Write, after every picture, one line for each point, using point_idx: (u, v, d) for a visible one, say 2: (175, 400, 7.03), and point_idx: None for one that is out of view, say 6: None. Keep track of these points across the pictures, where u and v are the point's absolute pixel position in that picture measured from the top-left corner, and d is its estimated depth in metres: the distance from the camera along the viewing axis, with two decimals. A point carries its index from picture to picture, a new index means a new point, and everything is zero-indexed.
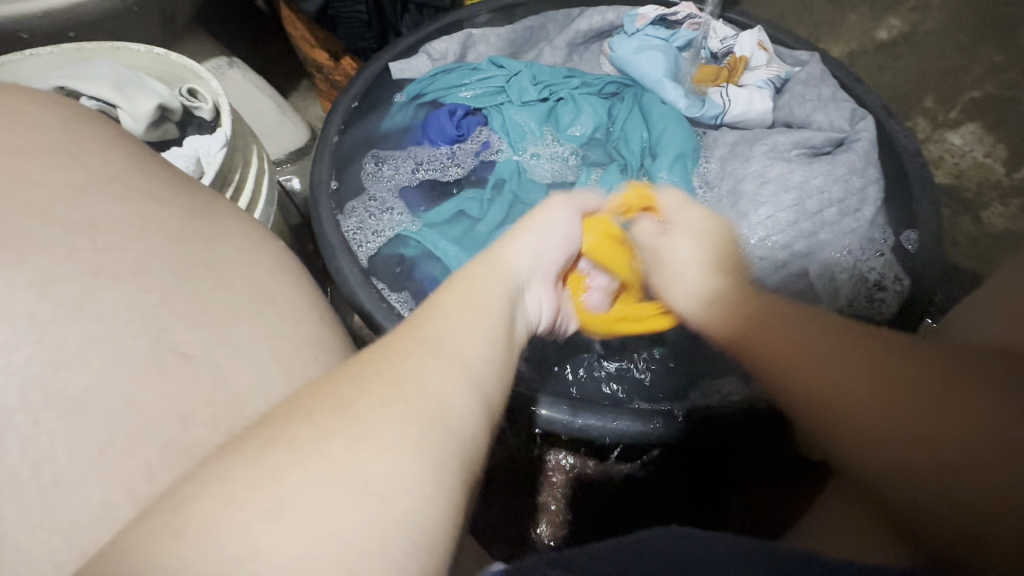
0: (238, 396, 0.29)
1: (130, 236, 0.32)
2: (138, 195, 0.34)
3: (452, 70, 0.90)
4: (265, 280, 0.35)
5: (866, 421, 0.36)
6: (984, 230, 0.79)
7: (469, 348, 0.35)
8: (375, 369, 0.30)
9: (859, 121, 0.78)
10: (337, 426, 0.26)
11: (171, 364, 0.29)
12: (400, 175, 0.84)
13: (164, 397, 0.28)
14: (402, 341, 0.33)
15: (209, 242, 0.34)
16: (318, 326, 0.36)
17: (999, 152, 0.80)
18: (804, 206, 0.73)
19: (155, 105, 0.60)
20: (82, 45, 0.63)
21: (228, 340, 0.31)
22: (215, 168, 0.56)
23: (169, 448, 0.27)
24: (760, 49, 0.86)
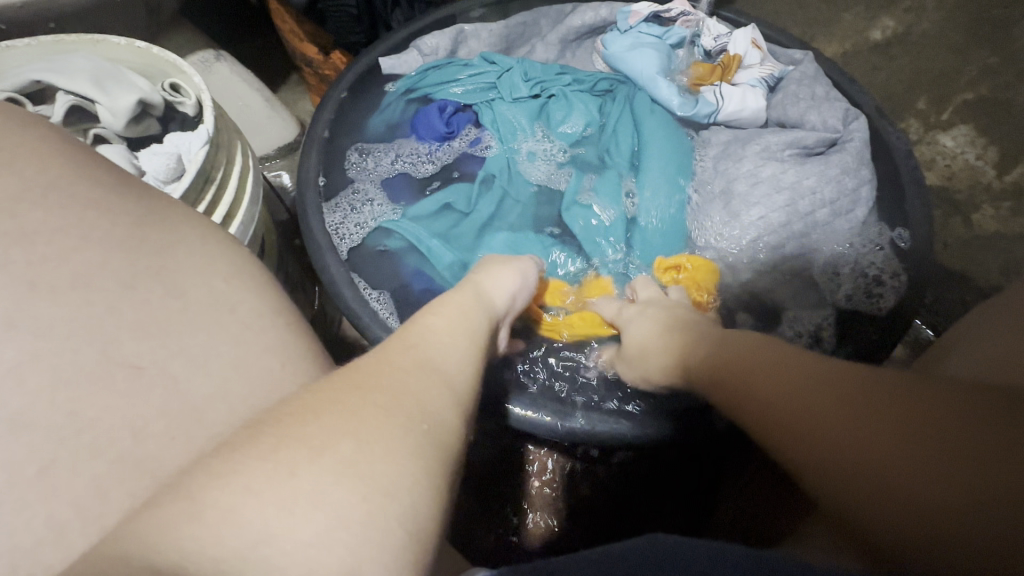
0: (195, 410, 0.29)
1: (88, 242, 0.31)
2: (102, 196, 0.33)
3: (443, 65, 0.89)
4: (219, 286, 0.34)
5: (853, 463, 0.33)
6: (974, 233, 0.80)
7: (449, 367, 0.35)
8: (354, 378, 0.30)
9: (852, 121, 0.77)
10: (306, 435, 0.26)
11: (121, 379, 0.28)
12: (381, 169, 0.81)
13: (115, 412, 0.27)
14: (385, 358, 0.33)
15: (170, 249, 0.33)
16: (287, 332, 0.34)
17: (989, 155, 0.79)
18: (796, 207, 0.72)
19: (136, 101, 0.58)
20: (60, 36, 0.61)
21: (183, 348, 0.30)
22: (197, 166, 0.54)
23: (122, 463, 0.26)
24: (753, 48, 0.86)
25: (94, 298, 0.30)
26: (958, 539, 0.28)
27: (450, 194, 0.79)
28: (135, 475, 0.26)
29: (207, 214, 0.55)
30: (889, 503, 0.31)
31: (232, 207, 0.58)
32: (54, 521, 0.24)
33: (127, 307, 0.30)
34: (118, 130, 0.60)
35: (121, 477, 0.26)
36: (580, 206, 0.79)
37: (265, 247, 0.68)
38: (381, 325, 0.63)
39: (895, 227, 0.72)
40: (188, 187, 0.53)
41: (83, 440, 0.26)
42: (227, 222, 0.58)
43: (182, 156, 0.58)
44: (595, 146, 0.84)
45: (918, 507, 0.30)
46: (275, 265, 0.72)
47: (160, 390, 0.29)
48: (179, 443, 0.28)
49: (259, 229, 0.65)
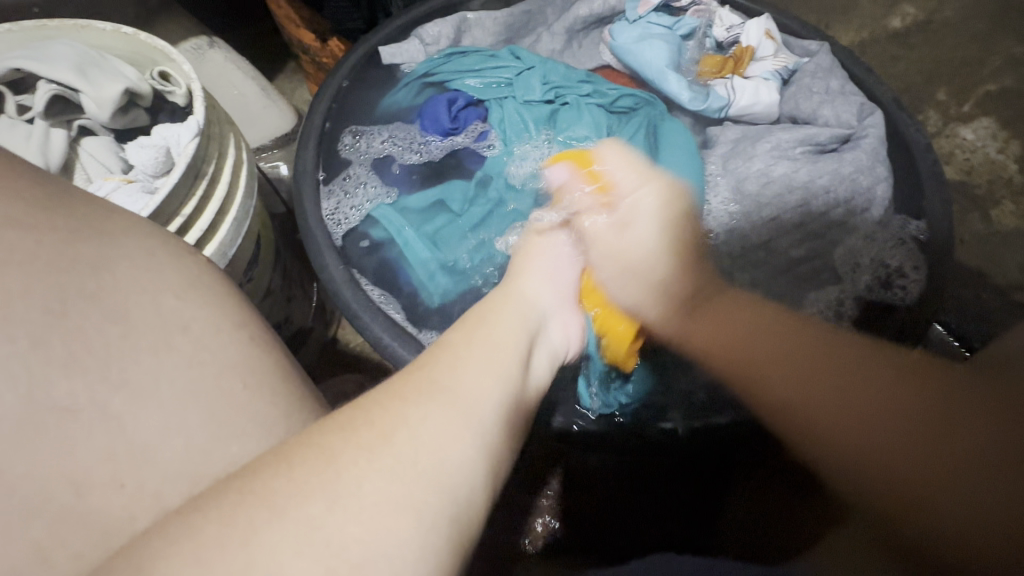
0: (146, 450, 0.26)
1: (25, 268, 0.28)
2: (59, 218, 0.31)
3: (462, 54, 0.86)
4: (169, 303, 0.31)
5: (883, 467, 0.41)
6: (994, 230, 0.77)
7: (476, 392, 0.32)
8: (383, 415, 0.28)
9: (867, 116, 0.74)
10: (311, 486, 0.24)
11: (55, 423, 0.26)
12: (371, 152, 0.79)
13: (58, 460, 0.25)
14: (400, 387, 0.30)
15: (125, 270, 0.31)
16: (255, 354, 0.32)
17: (1011, 149, 0.77)
18: (809, 208, 0.69)
19: (122, 91, 0.55)
20: (43, 22, 0.58)
21: (130, 379, 0.28)
22: (187, 160, 0.52)
23: (62, 522, 0.24)
24: (767, 38, 0.83)
25: (35, 331, 0.27)
26: (978, 510, 0.37)
27: (446, 191, 0.76)
28: (80, 530, 0.24)
29: (195, 212, 0.52)
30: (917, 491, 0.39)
31: (224, 206, 0.56)
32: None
33: (62, 339, 0.28)
34: (105, 122, 0.57)
35: (64, 536, 0.24)
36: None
37: (262, 246, 0.66)
38: (384, 328, 0.60)
39: (912, 219, 0.69)
40: (176, 182, 0.50)
41: (15, 499, 0.24)
42: (219, 218, 0.55)
43: (172, 149, 0.56)
44: None
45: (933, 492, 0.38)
46: (270, 264, 0.69)
47: (104, 433, 0.26)
48: (127, 491, 0.25)
49: (255, 224, 0.63)
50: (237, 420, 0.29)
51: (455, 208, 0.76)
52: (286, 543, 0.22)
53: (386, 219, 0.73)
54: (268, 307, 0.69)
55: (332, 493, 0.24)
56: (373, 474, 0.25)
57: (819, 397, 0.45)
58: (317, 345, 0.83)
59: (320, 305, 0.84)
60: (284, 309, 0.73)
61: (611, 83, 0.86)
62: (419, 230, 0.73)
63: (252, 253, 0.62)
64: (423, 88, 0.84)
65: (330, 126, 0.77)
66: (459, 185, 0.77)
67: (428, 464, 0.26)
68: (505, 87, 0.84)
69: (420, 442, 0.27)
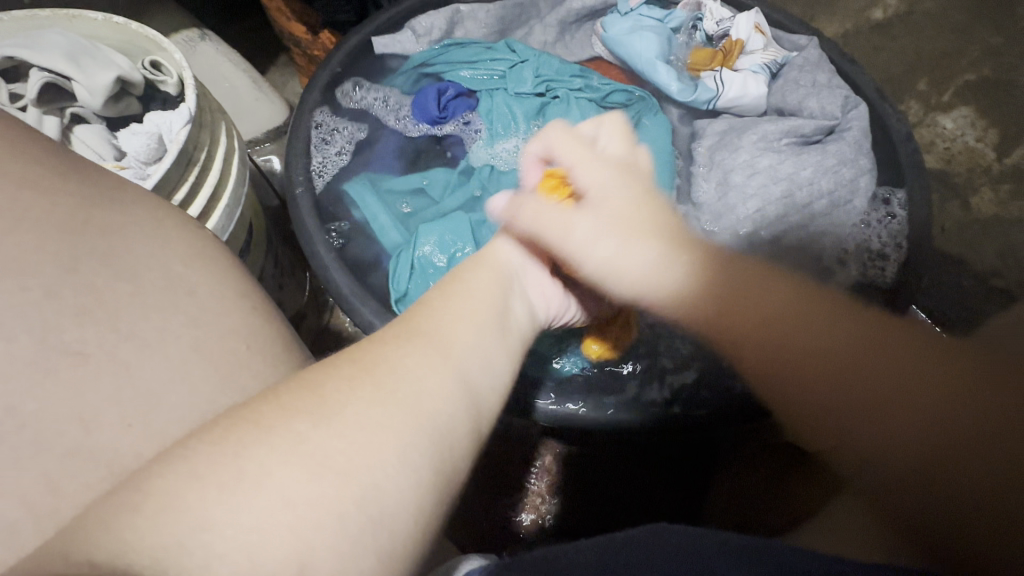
0: (151, 396, 0.27)
1: (40, 229, 0.30)
2: (74, 184, 0.33)
3: (460, 44, 0.88)
4: (177, 268, 0.32)
5: (878, 436, 0.38)
6: (972, 217, 0.79)
7: (456, 335, 0.35)
8: (367, 356, 0.31)
9: (852, 109, 0.75)
10: (298, 408, 0.26)
11: (67, 366, 0.27)
12: (357, 115, 0.82)
13: (63, 404, 0.26)
14: (386, 334, 0.33)
15: (120, 233, 0.32)
16: (254, 317, 0.33)
17: (989, 137, 0.77)
18: (793, 199, 0.71)
19: (114, 78, 0.56)
20: (34, 11, 0.59)
21: (135, 331, 0.29)
22: (179, 145, 0.52)
23: (72, 456, 0.25)
24: (756, 33, 0.84)
25: (53, 283, 0.28)
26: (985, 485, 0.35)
27: (428, 176, 0.80)
28: (91, 466, 0.25)
29: (186, 196, 0.53)
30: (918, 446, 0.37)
31: (218, 190, 0.57)
32: (3, 521, 0.23)
33: (77, 291, 0.29)
34: (97, 109, 0.58)
35: (73, 471, 0.25)
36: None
37: (254, 233, 0.66)
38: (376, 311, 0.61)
39: (896, 189, 0.71)
40: (169, 167, 0.51)
41: (26, 435, 0.25)
42: (212, 203, 0.56)
43: (163, 136, 0.57)
44: None
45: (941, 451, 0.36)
46: (263, 251, 0.70)
47: (111, 377, 0.27)
48: (136, 431, 0.26)
49: (247, 209, 0.64)
50: (238, 373, 0.30)
51: (435, 193, 0.79)
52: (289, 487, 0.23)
53: (365, 201, 0.75)
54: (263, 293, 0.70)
55: (319, 417, 0.26)
56: (359, 403, 0.28)
57: (833, 351, 0.41)
58: (311, 329, 0.85)
59: (313, 293, 0.86)
60: (277, 293, 0.74)
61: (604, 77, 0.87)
62: (393, 212, 0.76)
63: (246, 237, 0.63)
64: (421, 79, 0.87)
65: (319, 119, 0.76)
66: (441, 170, 0.80)
67: (410, 397, 0.29)
68: (499, 79, 0.86)
69: (404, 378, 0.30)
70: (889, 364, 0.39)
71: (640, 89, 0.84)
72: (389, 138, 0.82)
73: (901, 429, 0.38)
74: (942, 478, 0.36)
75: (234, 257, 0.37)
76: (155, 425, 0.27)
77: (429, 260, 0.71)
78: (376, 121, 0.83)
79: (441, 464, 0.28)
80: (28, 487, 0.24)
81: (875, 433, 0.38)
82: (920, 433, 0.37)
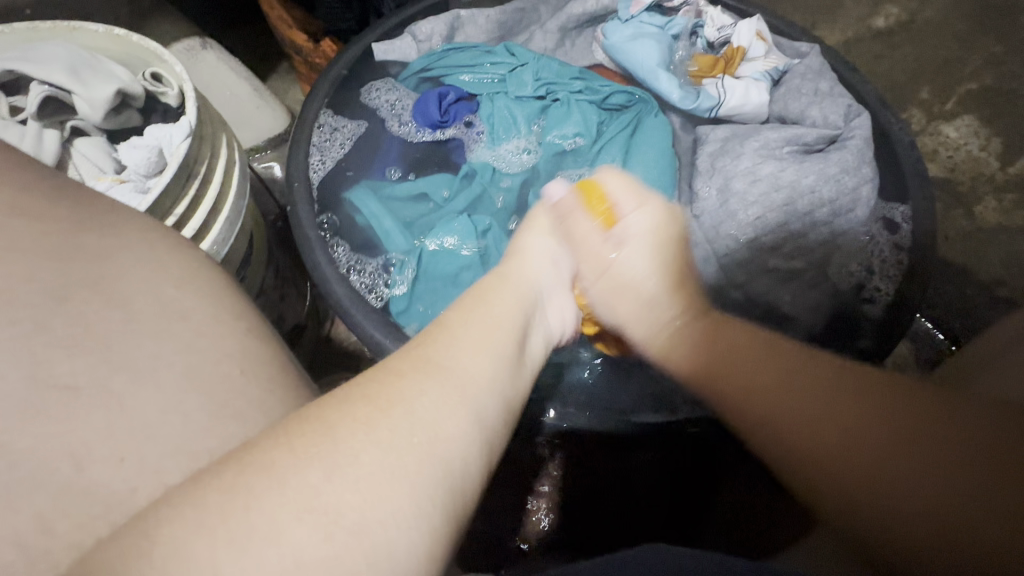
0: (144, 427, 0.27)
1: (32, 261, 0.30)
2: (64, 212, 0.32)
3: (460, 49, 0.88)
4: (170, 293, 0.32)
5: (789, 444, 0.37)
6: (977, 225, 0.78)
7: (468, 370, 0.34)
8: (381, 390, 0.29)
9: (854, 117, 0.75)
10: (312, 453, 0.25)
11: (56, 401, 0.27)
12: (356, 120, 0.82)
13: (55, 438, 0.26)
14: (399, 365, 0.32)
15: (114, 262, 0.32)
16: (250, 340, 0.33)
17: (994, 146, 0.78)
18: (794, 207, 0.70)
19: (115, 90, 0.56)
20: (36, 24, 0.59)
21: (129, 362, 0.29)
22: (179, 159, 0.52)
23: (66, 494, 0.24)
24: (758, 39, 0.84)
25: (41, 315, 0.29)
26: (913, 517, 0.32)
27: (430, 182, 0.79)
28: (82, 503, 0.24)
29: (185, 210, 0.53)
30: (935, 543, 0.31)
31: (218, 202, 0.56)
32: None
33: (68, 323, 0.29)
34: (98, 122, 0.58)
35: (65, 509, 0.24)
36: None
37: (254, 243, 0.66)
38: (376, 323, 0.60)
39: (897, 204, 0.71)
40: (169, 182, 0.51)
41: (17, 474, 0.24)
42: (212, 218, 0.56)
43: (164, 149, 0.56)
44: (584, 153, 0.81)
45: (896, 521, 0.32)
46: (264, 262, 0.69)
47: (102, 410, 0.27)
48: (128, 466, 0.26)
49: (248, 221, 0.63)
50: (237, 400, 0.30)
51: (437, 199, 0.78)
52: (286, 515, 0.23)
53: (365, 207, 0.75)
54: (262, 305, 0.70)
55: (333, 462, 0.25)
56: (371, 447, 0.26)
57: (830, 412, 0.37)
58: (313, 340, 0.84)
59: (313, 304, 0.85)
60: (278, 305, 0.74)
61: (604, 79, 0.87)
62: (396, 217, 0.75)
63: (247, 250, 0.63)
64: (420, 84, 0.88)
65: (321, 124, 0.77)
66: (442, 176, 0.79)
67: (427, 443, 0.28)
68: (498, 83, 0.86)
69: (420, 421, 0.28)
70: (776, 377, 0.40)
71: (643, 93, 0.84)
72: (392, 141, 0.83)
73: (885, 499, 0.33)
74: (826, 504, 0.35)
75: (229, 280, 0.37)
76: (147, 459, 0.26)
77: (435, 267, 0.71)
78: (379, 119, 0.84)
79: (447, 494, 0.27)
80: (19, 527, 0.23)
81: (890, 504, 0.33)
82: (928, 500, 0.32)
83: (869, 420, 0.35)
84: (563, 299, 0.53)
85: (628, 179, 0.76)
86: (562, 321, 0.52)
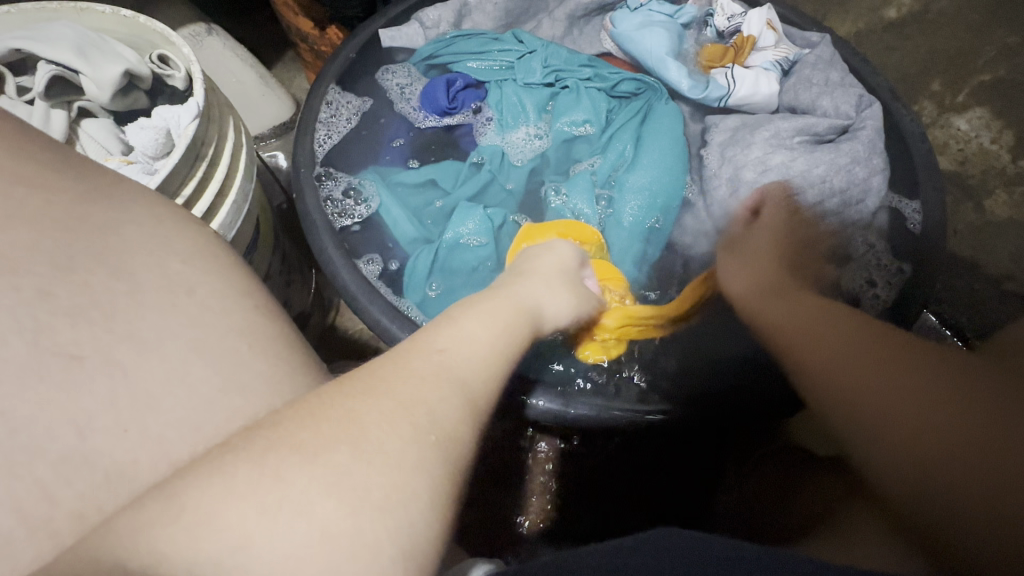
0: (147, 399, 0.27)
1: (37, 229, 0.29)
2: (68, 183, 0.32)
3: (468, 36, 0.88)
4: (175, 267, 0.32)
5: (850, 378, 0.42)
6: (985, 219, 0.78)
7: (477, 368, 0.33)
8: (393, 374, 0.29)
9: (866, 108, 0.73)
10: (342, 438, 0.25)
11: (55, 370, 0.26)
12: (358, 103, 0.81)
13: (53, 408, 0.25)
14: (410, 352, 0.32)
15: (116, 233, 0.32)
16: (254, 317, 0.33)
17: (1004, 138, 0.78)
18: (804, 196, 0.70)
19: (121, 71, 0.56)
20: (42, 3, 0.58)
21: (131, 333, 0.28)
22: (186, 140, 0.52)
23: (66, 462, 0.24)
24: (768, 29, 0.83)
25: (45, 283, 0.28)
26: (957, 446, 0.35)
27: (436, 169, 0.78)
28: (85, 472, 0.25)
29: (192, 192, 0.52)
30: (929, 474, 0.36)
31: (225, 183, 0.56)
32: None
33: (73, 291, 0.28)
34: (104, 103, 0.57)
35: (69, 477, 0.24)
36: (559, 199, 0.77)
37: (261, 229, 0.66)
38: (381, 308, 0.60)
39: (905, 200, 0.70)
40: (177, 163, 0.51)
41: (18, 440, 0.24)
42: (219, 200, 0.55)
43: (171, 130, 0.56)
44: (594, 141, 0.81)
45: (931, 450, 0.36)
46: (269, 248, 0.69)
47: (106, 380, 0.27)
48: (131, 437, 0.26)
49: (254, 204, 0.63)
50: (243, 373, 0.29)
51: (445, 185, 0.78)
52: None
53: (375, 195, 0.75)
54: (268, 290, 0.70)
55: (345, 434, 0.25)
56: (386, 427, 0.26)
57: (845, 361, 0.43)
58: (316, 330, 0.84)
59: (319, 292, 0.85)
60: (284, 291, 0.74)
61: (612, 66, 0.87)
62: (404, 205, 0.75)
63: (253, 233, 0.63)
64: (428, 70, 0.87)
65: (327, 110, 0.76)
66: (450, 164, 0.79)
67: (444, 440, 0.27)
68: (507, 70, 0.86)
69: (433, 409, 0.28)
70: (859, 337, 0.45)
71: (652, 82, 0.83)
72: (400, 127, 0.83)
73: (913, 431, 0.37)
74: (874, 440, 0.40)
75: (233, 258, 0.36)
76: (152, 431, 0.26)
77: (447, 260, 0.70)
78: (387, 101, 0.84)
79: (456, 473, 0.27)
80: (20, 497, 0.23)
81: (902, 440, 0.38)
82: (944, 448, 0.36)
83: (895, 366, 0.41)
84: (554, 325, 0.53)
85: (637, 168, 0.76)
86: None
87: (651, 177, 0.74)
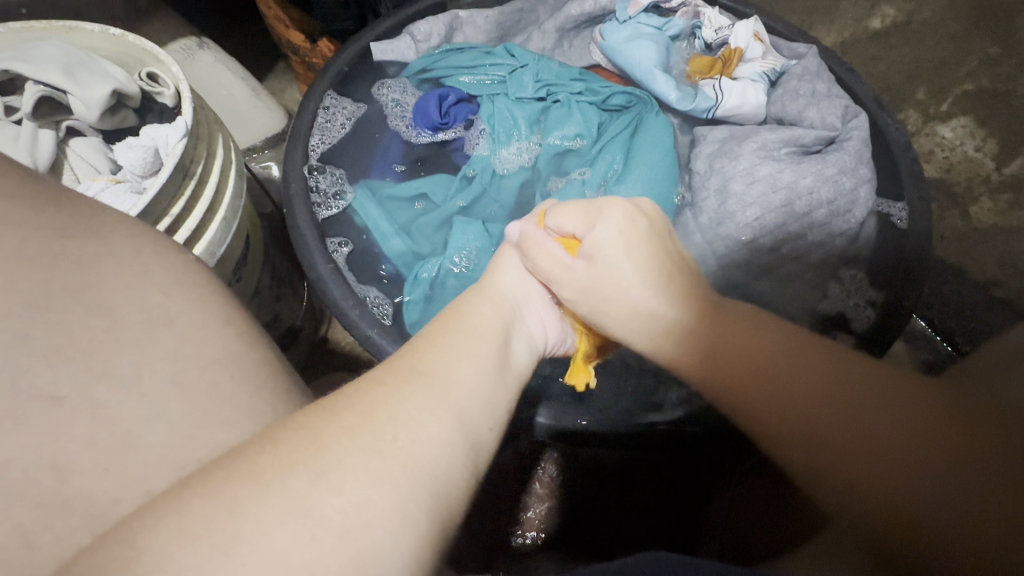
0: (131, 435, 0.27)
1: (13, 270, 0.30)
2: (49, 217, 0.32)
3: (463, 50, 0.89)
4: (157, 299, 0.32)
5: (797, 394, 0.40)
6: (972, 226, 0.80)
7: (457, 376, 0.35)
8: (367, 399, 0.30)
9: (852, 119, 0.75)
10: (300, 461, 0.26)
11: (40, 410, 0.26)
12: (344, 108, 0.80)
13: (36, 446, 0.26)
14: (384, 373, 0.33)
15: (96, 264, 0.32)
16: (239, 344, 0.33)
17: (987, 147, 0.77)
18: (793, 208, 0.69)
19: (109, 91, 0.56)
20: (30, 23, 0.58)
21: (112, 369, 0.29)
22: (174, 160, 0.52)
23: (47, 505, 0.25)
24: (755, 40, 0.84)
25: (27, 324, 0.28)
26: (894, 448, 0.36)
27: (428, 182, 0.79)
28: (63, 517, 0.25)
29: (181, 215, 0.52)
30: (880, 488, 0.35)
31: (213, 202, 0.56)
32: None
33: (48, 332, 0.29)
34: (93, 122, 0.57)
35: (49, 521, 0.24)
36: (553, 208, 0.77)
37: (251, 245, 0.66)
38: (371, 323, 0.60)
39: (893, 201, 0.71)
40: (165, 183, 0.51)
41: (1, 482, 0.25)
42: (208, 219, 0.55)
43: (159, 150, 0.56)
44: (584, 153, 0.82)
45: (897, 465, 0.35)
46: (259, 263, 0.69)
47: (86, 421, 0.27)
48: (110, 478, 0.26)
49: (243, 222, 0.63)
50: (227, 404, 0.30)
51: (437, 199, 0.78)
52: None
53: (364, 209, 0.75)
54: (257, 306, 0.70)
55: (314, 468, 0.25)
56: (355, 452, 0.27)
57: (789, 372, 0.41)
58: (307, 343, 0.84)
59: (310, 306, 0.85)
60: (274, 307, 0.74)
61: (603, 80, 0.88)
62: (393, 219, 0.75)
63: (242, 251, 0.63)
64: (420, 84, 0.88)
65: (321, 120, 0.76)
66: (443, 178, 0.80)
67: (411, 446, 0.28)
68: (499, 84, 0.86)
69: (406, 425, 0.29)
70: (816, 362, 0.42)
71: (642, 92, 0.84)
72: (393, 138, 0.83)
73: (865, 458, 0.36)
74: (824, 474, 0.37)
75: (219, 284, 0.37)
76: (133, 468, 0.26)
77: (444, 276, 0.71)
78: (382, 118, 0.84)
79: (438, 500, 0.27)
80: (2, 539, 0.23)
81: (870, 469, 0.36)
82: (935, 484, 0.34)
83: (819, 373, 0.41)
84: (541, 304, 0.52)
85: (626, 180, 0.76)
86: (541, 329, 0.51)
87: (642, 187, 0.74)
